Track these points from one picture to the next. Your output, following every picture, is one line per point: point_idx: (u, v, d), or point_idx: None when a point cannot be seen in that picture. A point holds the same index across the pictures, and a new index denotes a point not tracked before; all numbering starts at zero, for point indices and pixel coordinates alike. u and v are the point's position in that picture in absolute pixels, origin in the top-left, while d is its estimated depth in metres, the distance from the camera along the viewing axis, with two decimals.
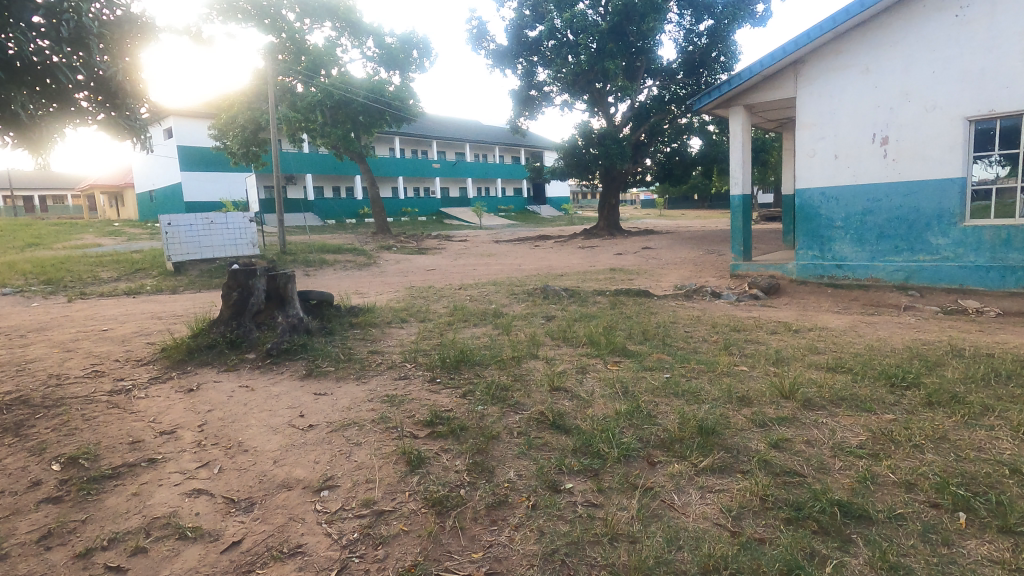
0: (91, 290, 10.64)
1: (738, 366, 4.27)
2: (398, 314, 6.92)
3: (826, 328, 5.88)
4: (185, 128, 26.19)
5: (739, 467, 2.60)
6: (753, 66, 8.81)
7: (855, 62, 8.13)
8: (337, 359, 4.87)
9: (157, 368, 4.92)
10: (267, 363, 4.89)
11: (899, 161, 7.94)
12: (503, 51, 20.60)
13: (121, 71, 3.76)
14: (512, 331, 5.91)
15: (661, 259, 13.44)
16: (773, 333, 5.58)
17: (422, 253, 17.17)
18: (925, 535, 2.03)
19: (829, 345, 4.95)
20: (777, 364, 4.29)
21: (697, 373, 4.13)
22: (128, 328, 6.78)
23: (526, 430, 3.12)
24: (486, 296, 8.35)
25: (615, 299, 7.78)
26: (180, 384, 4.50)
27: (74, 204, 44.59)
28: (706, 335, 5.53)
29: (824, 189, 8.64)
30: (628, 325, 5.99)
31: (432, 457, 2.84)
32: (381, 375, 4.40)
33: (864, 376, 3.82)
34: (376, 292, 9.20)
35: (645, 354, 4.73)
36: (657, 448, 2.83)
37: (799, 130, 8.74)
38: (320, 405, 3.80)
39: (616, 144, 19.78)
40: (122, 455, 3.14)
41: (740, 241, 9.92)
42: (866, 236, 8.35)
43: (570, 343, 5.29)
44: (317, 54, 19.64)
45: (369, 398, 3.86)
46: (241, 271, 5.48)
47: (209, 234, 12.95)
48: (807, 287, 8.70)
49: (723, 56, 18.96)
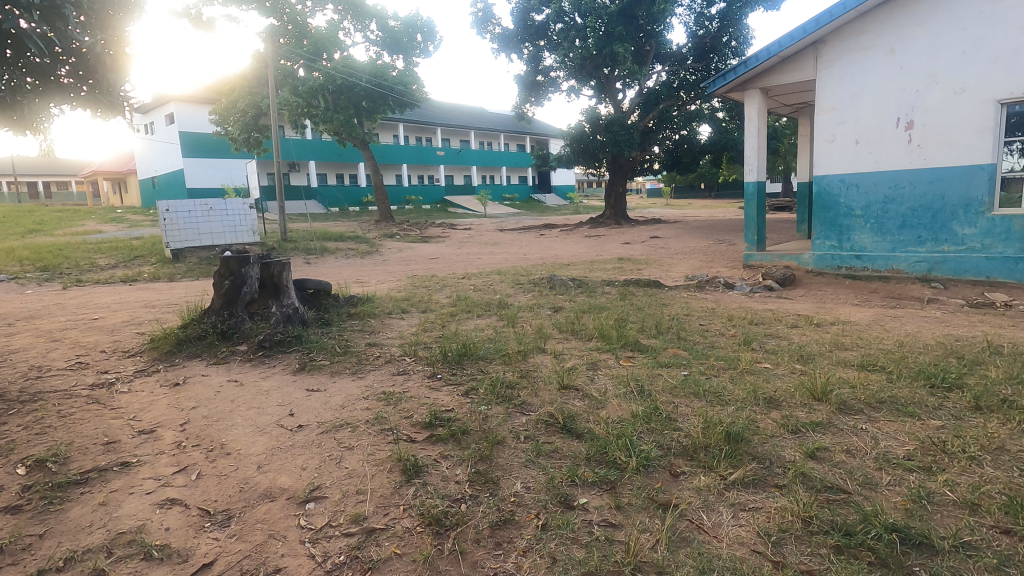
0: (87, 278, 10.43)
1: (761, 363, 3.98)
2: (399, 305, 6.62)
3: (848, 321, 5.60)
4: (187, 114, 25.92)
5: (774, 481, 2.32)
6: (770, 47, 8.43)
7: (879, 43, 7.74)
8: (333, 351, 4.63)
9: (143, 360, 4.67)
10: (259, 356, 4.63)
11: (923, 147, 7.57)
12: (508, 36, 20.19)
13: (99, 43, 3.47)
14: (518, 323, 5.63)
15: (669, 249, 13.10)
16: (794, 327, 5.29)
17: (426, 241, 16.89)
18: (1001, 569, 1.75)
19: (855, 341, 4.65)
20: (803, 361, 4.01)
21: (717, 370, 3.86)
22: (119, 317, 6.53)
23: (533, 435, 2.85)
24: (490, 286, 8.05)
25: (625, 290, 7.47)
26: (166, 378, 4.25)
27: (78, 191, 44.49)
28: (724, 328, 5.24)
29: (843, 176, 8.28)
30: (640, 317, 5.70)
31: (430, 464, 2.57)
32: (379, 370, 4.14)
33: (899, 377, 3.52)
34: (378, 281, 8.94)
35: (660, 349, 4.46)
36: (679, 457, 2.57)
37: (819, 115, 8.36)
38: (312, 403, 3.54)
39: (624, 131, 19.30)
40: (94, 458, 2.89)
41: (754, 230, 9.55)
42: (887, 226, 8.00)
43: (579, 336, 5.01)
44: (319, 38, 19.30)
45: (365, 396, 3.59)
46: (234, 258, 5.27)
47: (207, 221, 12.67)
48: (823, 278, 8.37)
49: (734, 41, 18.49)
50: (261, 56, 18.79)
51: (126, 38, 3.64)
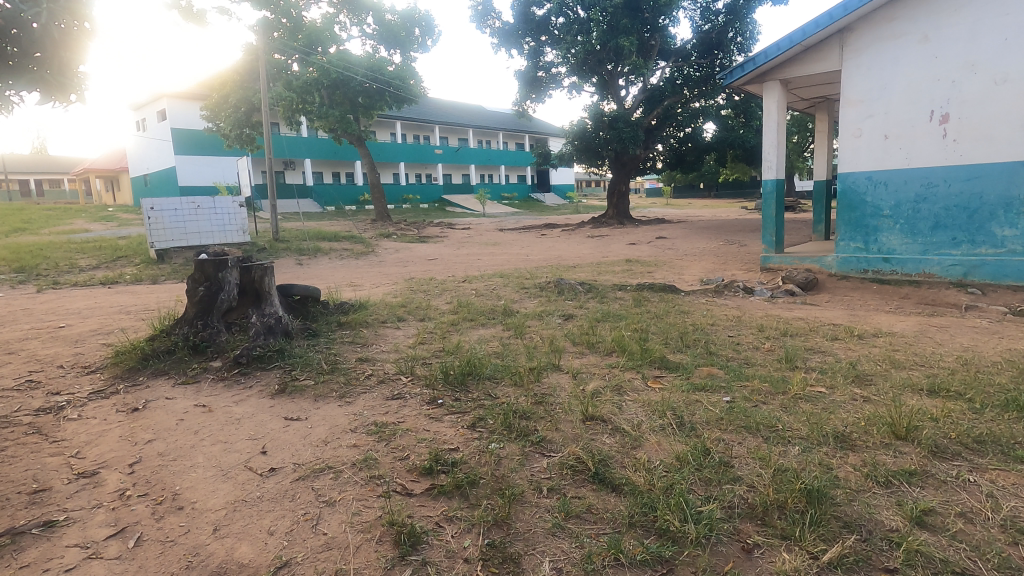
0: (65, 279, 9.88)
1: (815, 387, 3.42)
2: (395, 311, 6.07)
3: (892, 333, 5.05)
4: (179, 110, 25.38)
5: (882, 564, 1.79)
6: (793, 35, 7.91)
7: (910, 30, 7.21)
8: (318, 369, 4.07)
9: (103, 378, 4.11)
10: (234, 374, 4.05)
11: (959, 142, 7.05)
12: (508, 30, 19.61)
13: (48, 13, 3.11)
14: (526, 334, 5.09)
15: (678, 249, 12.60)
16: (834, 339, 4.75)
17: (424, 241, 16.35)
18: None
19: (911, 358, 4.10)
20: (862, 385, 3.46)
21: (765, 397, 3.29)
22: (88, 325, 5.96)
23: (558, 486, 2.31)
24: (493, 290, 7.50)
25: (639, 295, 6.93)
26: (124, 402, 3.67)
27: (71, 189, 43.97)
28: (757, 341, 4.70)
29: (871, 173, 7.75)
30: (661, 328, 5.15)
31: (430, 532, 2.03)
32: (370, 393, 3.59)
33: (985, 407, 2.97)
34: (372, 284, 8.42)
35: (691, 367, 3.91)
36: (747, 521, 2.03)
37: (844, 108, 7.83)
38: (289, 437, 2.98)
39: (629, 127, 18.73)
40: (12, 516, 2.34)
41: (772, 230, 9.02)
42: (918, 226, 7.46)
43: (595, 350, 4.47)
44: (314, 30, 18.74)
45: (353, 427, 3.03)
46: (209, 262, 4.74)
47: (195, 220, 12.10)
48: (848, 282, 7.82)
49: (740, 36, 18.03)
50: (253, 50, 18.19)
51: (82, 12, 3.24)
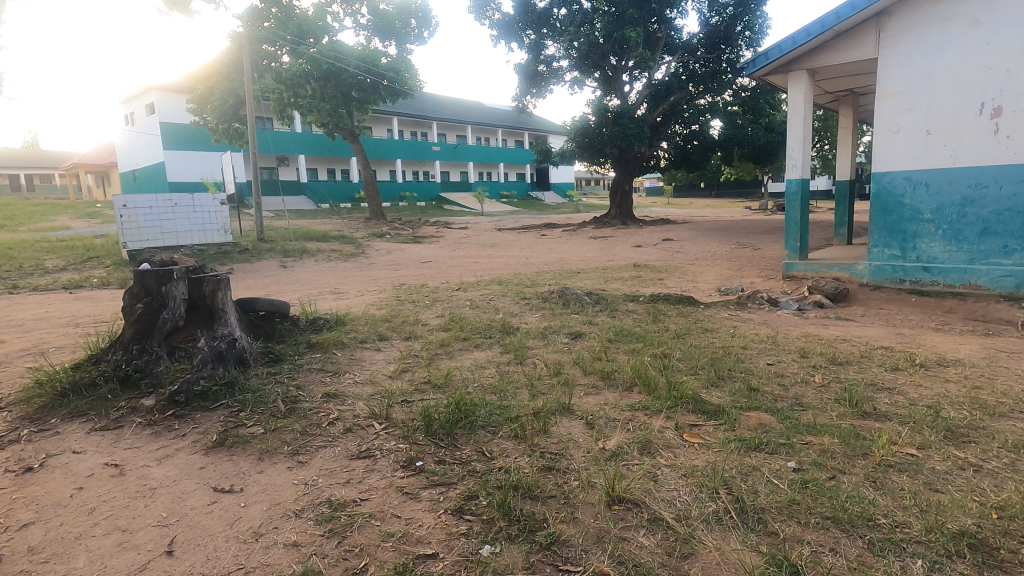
0: (26, 283, 9.06)
1: (904, 448, 2.64)
2: (377, 328, 5.27)
3: (958, 360, 4.30)
4: (167, 103, 24.53)
5: None
6: (825, 18, 7.10)
7: (958, 13, 6.45)
8: (273, 410, 3.27)
9: (7, 419, 3.31)
10: (167, 418, 3.25)
11: (1012, 139, 6.29)
12: (508, 22, 18.81)
13: None
14: (527, 360, 4.29)
15: (688, 253, 11.83)
16: (894, 369, 3.98)
17: (418, 241, 15.61)
18: None
19: (1002, 400, 3.32)
20: (960, 444, 2.70)
21: (842, 463, 2.52)
22: (24, 341, 5.16)
23: None
24: (490, 301, 6.72)
25: (654, 309, 6.16)
26: (19, 457, 2.87)
27: (62, 183, 43.03)
28: (804, 372, 3.91)
29: (910, 173, 6.99)
30: (687, 352, 4.37)
31: None
32: (331, 449, 2.81)
33: None
34: (357, 292, 7.62)
35: (735, 414, 3.11)
36: None
37: (880, 100, 7.06)
38: (209, 524, 2.20)
39: (634, 123, 17.89)
40: None
41: (796, 235, 8.25)
42: (963, 232, 6.70)
43: (612, 385, 3.68)
44: (305, 20, 17.94)
45: (300, 509, 2.26)
46: (152, 273, 4.01)
47: (172, 219, 11.30)
48: (883, 293, 7.06)
49: (748, 30, 17.34)
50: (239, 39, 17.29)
51: None
